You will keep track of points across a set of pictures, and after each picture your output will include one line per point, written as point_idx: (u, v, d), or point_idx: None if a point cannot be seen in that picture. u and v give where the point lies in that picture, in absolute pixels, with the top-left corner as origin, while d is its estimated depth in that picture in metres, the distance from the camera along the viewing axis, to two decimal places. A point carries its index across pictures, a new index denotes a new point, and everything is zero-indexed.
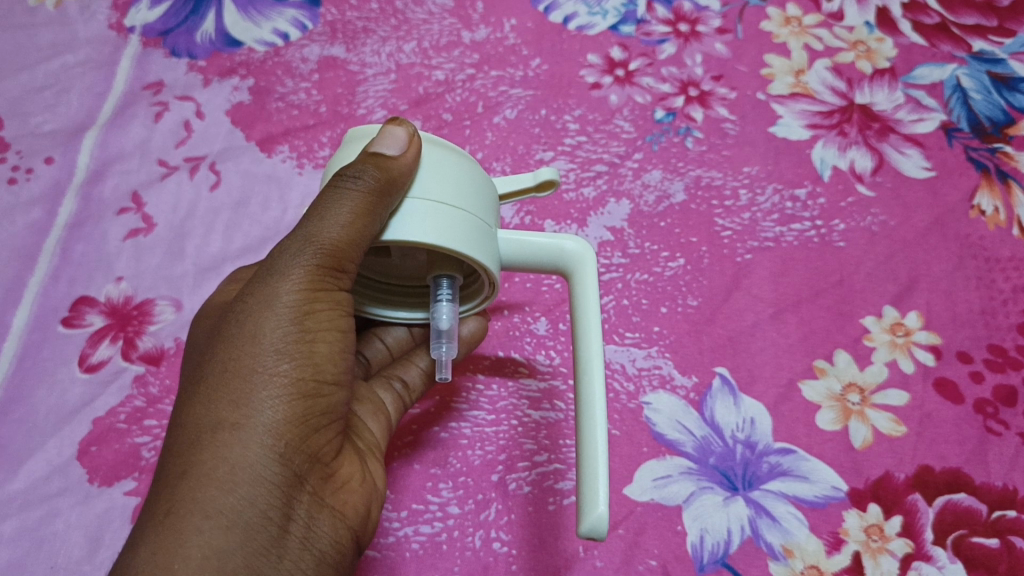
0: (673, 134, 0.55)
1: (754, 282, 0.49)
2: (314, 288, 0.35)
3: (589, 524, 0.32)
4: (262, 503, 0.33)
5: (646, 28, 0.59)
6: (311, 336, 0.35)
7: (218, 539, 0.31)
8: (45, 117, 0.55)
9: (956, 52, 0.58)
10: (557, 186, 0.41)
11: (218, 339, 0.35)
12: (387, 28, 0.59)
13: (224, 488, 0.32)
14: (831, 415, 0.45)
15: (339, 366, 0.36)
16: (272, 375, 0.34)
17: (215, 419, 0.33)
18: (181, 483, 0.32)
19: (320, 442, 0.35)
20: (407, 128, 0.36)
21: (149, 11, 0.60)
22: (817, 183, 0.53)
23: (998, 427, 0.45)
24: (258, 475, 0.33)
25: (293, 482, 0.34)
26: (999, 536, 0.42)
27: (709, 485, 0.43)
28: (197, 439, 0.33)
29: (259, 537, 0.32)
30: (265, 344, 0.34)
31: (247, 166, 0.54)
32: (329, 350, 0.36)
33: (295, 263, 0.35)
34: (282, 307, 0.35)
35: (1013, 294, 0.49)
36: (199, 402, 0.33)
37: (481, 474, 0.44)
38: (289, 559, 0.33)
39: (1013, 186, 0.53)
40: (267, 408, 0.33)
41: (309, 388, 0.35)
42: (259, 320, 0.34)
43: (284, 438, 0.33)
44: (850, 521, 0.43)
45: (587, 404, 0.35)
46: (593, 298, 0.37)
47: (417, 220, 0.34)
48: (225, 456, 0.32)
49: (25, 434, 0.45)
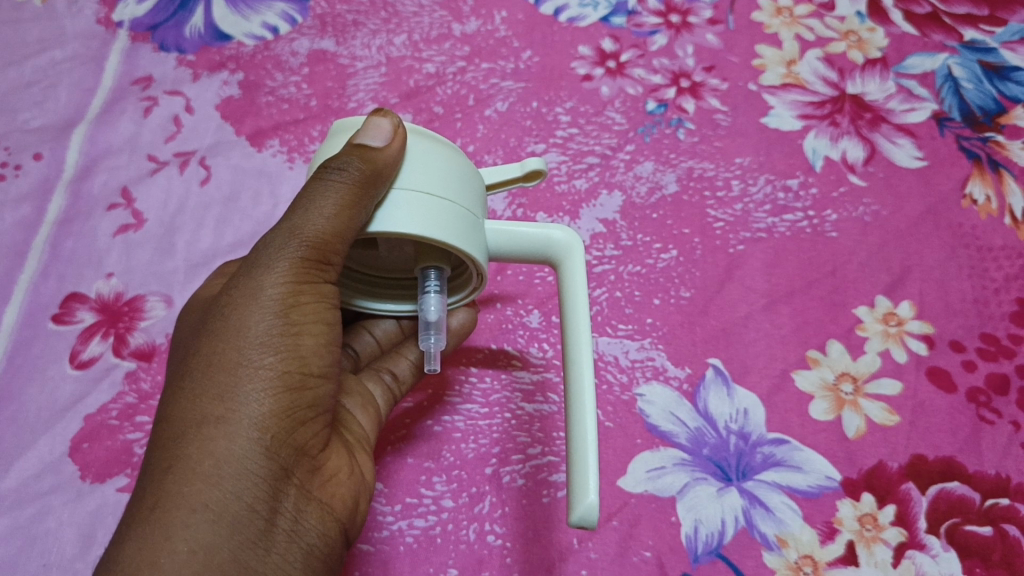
0: (665, 126, 0.55)
1: (747, 272, 0.49)
2: (299, 281, 0.35)
3: (580, 513, 0.32)
4: (249, 497, 0.32)
5: (637, 19, 0.59)
6: (296, 329, 0.35)
7: (204, 533, 0.31)
8: (33, 113, 0.55)
9: (947, 41, 0.58)
10: (543, 176, 0.40)
11: (203, 333, 0.35)
12: (378, 21, 0.59)
13: (210, 481, 0.32)
14: (824, 405, 0.45)
15: (325, 359, 0.36)
16: (257, 368, 0.34)
17: (200, 413, 0.33)
18: (167, 477, 0.32)
19: (307, 435, 0.35)
20: (391, 119, 0.36)
21: (137, 6, 0.59)
22: (809, 174, 0.53)
23: (991, 415, 0.45)
24: (245, 468, 0.32)
25: (279, 475, 0.34)
26: (992, 524, 0.42)
27: (703, 475, 0.43)
28: (182, 433, 0.32)
29: (246, 531, 0.32)
30: (250, 337, 0.34)
31: (237, 161, 0.54)
32: (315, 343, 0.36)
33: (281, 256, 0.35)
34: (266, 301, 0.34)
35: (1005, 283, 0.49)
36: (185, 396, 0.33)
37: (475, 468, 0.44)
38: (276, 552, 0.33)
39: (1005, 175, 0.53)
40: (252, 401, 0.33)
41: (295, 381, 0.35)
42: (243, 313, 0.34)
43: (270, 431, 0.33)
44: (844, 510, 0.43)
45: (576, 395, 0.35)
46: (582, 288, 0.37)
47: (403, 211, 0.34)
48: (211, 450, 0.32)
49: (15, 432, 0.45)
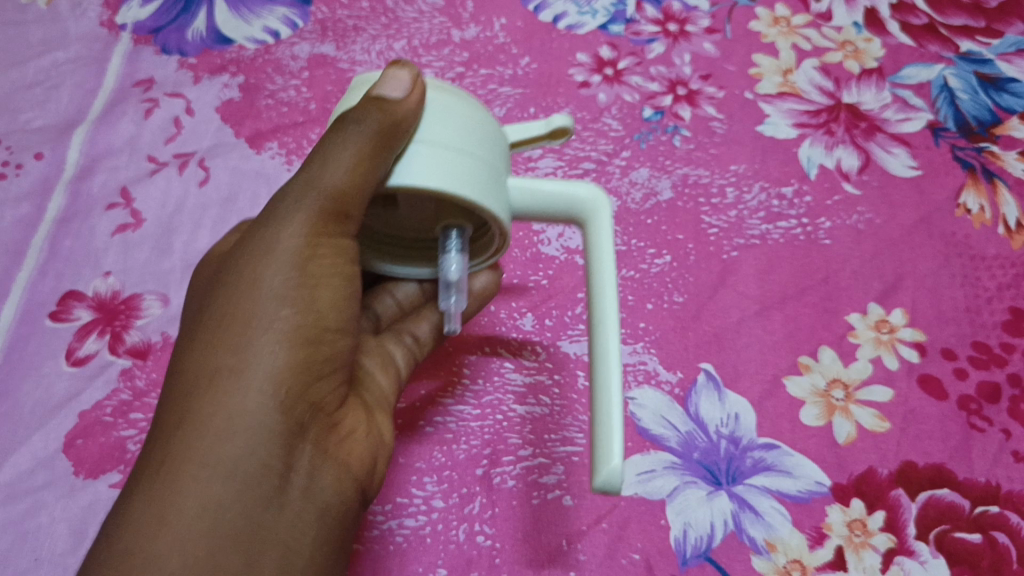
0: (661, 132, 0.55)
1: (740, 278, 0.49)
2: (316, 234, 0.35)
3: (603, 478, 0.32)
4: (262, 452, 0.33)
5: (635, 27, 0.59)
6: (314, 282, 0.35)
7: (214, 490, 0.31)
8: (35, 113, 0.56)
9: (943, 52, 0.58)
10: (570, 133, 0.40)
11: (219, 288, 0.35)
12: (377, 26, 0.60)
13: (221, 436, 0.32)
14: (815, 411, 0.46)
15: (342, 314, 0.36)
16: (272, 321, 0.34)
17: (214, 366, 0.33)
18: (176, 433, 0.32)
19: (322, 390, 0.35)
20: (410, 70, 0.35)
21: (140, 9, 0.60)
22: (804, 182, 0.53)
23: (981, 423, 0.45)
24: (257, 423, 0.33)
25: (294, 431, 0.34)
26: (981, 531, 0.43)
27: (693, 479, 0.44)
28: (193, 387, 0.33)
29: (258, 487, 0.32)
30: (265, 290, 0.34)
31: (236, 163, 0.54)
32: (332, 296, 0.36)
33: (296, 209, 0.35)
34: (283, 254, 0.35)
35: (997, 292, 0.49)
36: (198, 350, 0.34)
37: (466, 468, 0.44)
38: (290, 509, 0.33)
39: (999, 185, 0.53)
40: (267, 354, 0.33)
41: (311, 335, 0.35)
42: (259, 267, 0.35)
43: (285, 384, 0.33)
44: (833, 516, 0.43)
45: (602, 355, 0.35)
46: (609, 244, 0.37)
47: (424, 167, 0.33)
48: (222, 404, 0.32)
49: (11, 427, 0.45)
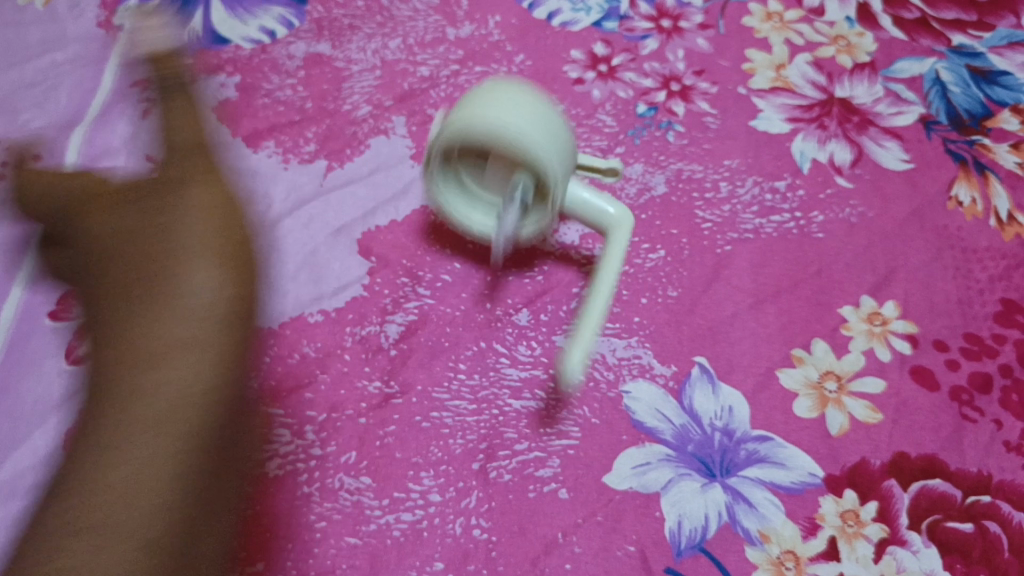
0: (655, 128, 0.55)
1: (734, 272, 0.50)
2: (206, 240, 0.46)
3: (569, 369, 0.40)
4: (188, 468, 0.39)
5: (629, 24, 0.60)
6: (228, 272, 0.46)
7: (149, 480, 0.38)
8: (33, 114, 0.56)
9: (935, 46, 0.59)
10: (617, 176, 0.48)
11: (151, 290, 0.44)
12: (373, 25, 0.60)
13: (150, 446, 0.39)
14: (808, 403, 0.46)
15: (227, 310, 0.44)
16: (192, 321, 0.43)
17: (149, 353, 0.42)
18: (119, 424, 0.40)
19: (211, 399, 0.41)
20: None
21: (136, 9, 0.60)
22: (796, 176, 0.53)
23: (973, 414, 0.46)
24: (172, 454, 0.39)
25: (198, 440, 0.40)
26: (972, 521, 0.43)
27: (688, 471, 0.44)
28: (134, 377, 0.41)
29: (189, 498, 0.39)
30: (183, 304, 0.43)
31: (233, 162, 0.55)
32: (222, 295, 0.45)
33: (183, 223, 0.46)
34: (197, 262, 0.45)
35: (989, 284, 0.50)
36: (138, 341, 0.42)
37: (462, 463, 0.44)
38: (229, 509, 0.42)
39: (990, 178, 0.53)
40: (190, 366, 0.41)
41: (228, 327, 0.44)
42: (181, 278, 0.43)
43: (196, 397, 0.41)
44: (825, 506, 0.43)
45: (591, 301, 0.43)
46: (617, 260, 0.44)
47: (511, 106, 0.42)
48: (147, 401, 0.40)
49: (13, 424, 0.46)
